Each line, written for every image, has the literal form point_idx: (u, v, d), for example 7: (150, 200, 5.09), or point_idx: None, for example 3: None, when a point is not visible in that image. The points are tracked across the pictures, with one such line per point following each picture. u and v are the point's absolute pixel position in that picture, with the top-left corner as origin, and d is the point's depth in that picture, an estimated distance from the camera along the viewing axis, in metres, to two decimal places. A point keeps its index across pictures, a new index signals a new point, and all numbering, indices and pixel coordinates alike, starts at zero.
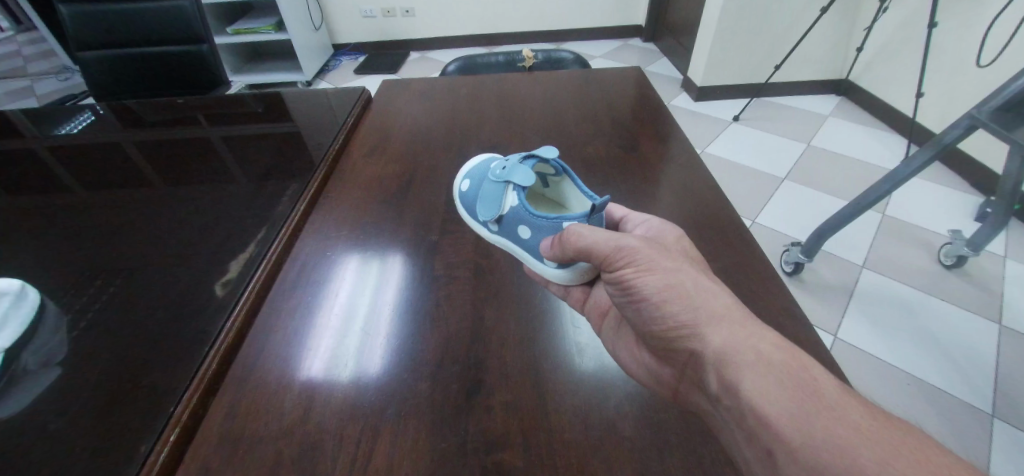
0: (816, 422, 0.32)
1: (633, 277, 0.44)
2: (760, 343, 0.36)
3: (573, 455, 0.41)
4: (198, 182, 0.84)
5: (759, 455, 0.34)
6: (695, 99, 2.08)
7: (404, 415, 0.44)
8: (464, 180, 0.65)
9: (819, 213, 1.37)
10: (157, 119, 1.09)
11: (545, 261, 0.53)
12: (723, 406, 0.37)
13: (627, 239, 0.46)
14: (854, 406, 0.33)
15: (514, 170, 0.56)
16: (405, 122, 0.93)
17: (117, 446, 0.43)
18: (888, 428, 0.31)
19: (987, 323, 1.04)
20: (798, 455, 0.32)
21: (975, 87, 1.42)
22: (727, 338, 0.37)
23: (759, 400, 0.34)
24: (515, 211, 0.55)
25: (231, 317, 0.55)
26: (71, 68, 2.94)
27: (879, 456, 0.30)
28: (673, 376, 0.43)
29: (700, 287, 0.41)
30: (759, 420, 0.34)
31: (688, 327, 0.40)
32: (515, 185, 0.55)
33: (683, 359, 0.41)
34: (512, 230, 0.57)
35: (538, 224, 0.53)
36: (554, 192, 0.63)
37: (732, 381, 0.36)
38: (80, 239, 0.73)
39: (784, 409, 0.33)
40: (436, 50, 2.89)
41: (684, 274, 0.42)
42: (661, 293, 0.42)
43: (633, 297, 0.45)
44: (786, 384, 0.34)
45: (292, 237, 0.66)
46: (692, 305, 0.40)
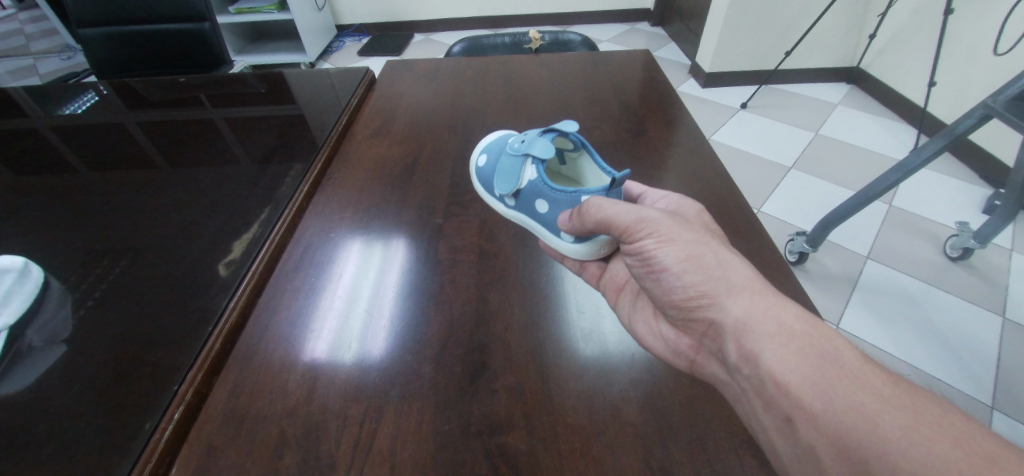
0: (837, 389, 0.33)
1: (653, 249, 0.44)
2: (782, 313, 0.37)
3: (577, 438, 0.41)
4: (200, 163, 0.83)
5: (777, 423, 0.35)
6: (703, 86, 2.06)
7: (407, 397, 0.44)
8: (482, 155, 0.65)
9: (825, 202, 1.36)
10: (159, 99, 1.08)
11: (562, 235, 0.54)
12: (741, 375, 0.38)
13: (648, 211, 0.45)
14: (876, 376, 0.34)
15: (533, 143, 0.56)
16: (409, 104, 0.91)
17: (121, 423, 0.44)
18: (911, 396, 0.32)
19: (991, 316, 1.04)
20: (818, 421, 0.33)
21: (990, 77, 1.39)
22: (746, 309, 0.38)
23: (779, 368, 0.35)
24: (534, 185, 0.56)
25: (234, 297, 0.55)
26: (74, 46, 2.90)
27: (900, 422, 0.31)
28: (690, 348, 0.44)
29: (721, 259, 0.42)
30: (778, 388, 0.35)
31: (706, 296, 0.40)
32: (535, 158, 0.56)
33: (701, 329, 0.42)
34: (529, 204, 0.57)
35: (556, 197, 0.54)
36: (571, 170, 0.64)
37: (752, 349, 0.37)
38: (83, 218, 0.73)
39: (804, 376, 0.34)
40: (441, 32, 2.84)
41: (706, 247, 0.43)
42: (681, 264, 0.42)
43: (652, 267, 0.44)
44: (807, 353, 0.35)
45: (295, 218, 0.66)
46: (713, 276, 0.40)
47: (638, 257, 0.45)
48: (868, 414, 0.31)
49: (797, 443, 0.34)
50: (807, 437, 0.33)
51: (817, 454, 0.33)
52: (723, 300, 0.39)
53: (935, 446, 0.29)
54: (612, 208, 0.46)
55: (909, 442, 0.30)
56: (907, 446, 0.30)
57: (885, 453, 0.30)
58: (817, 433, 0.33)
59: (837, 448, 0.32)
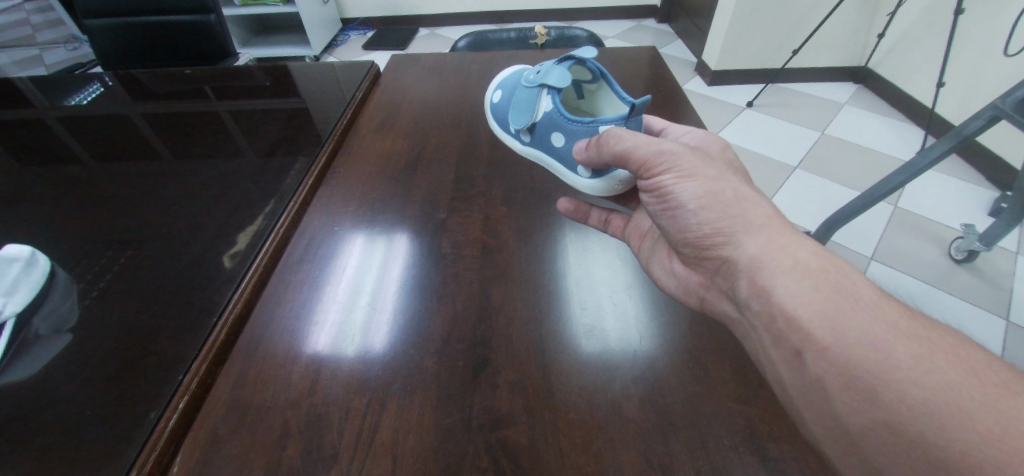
0: (851, 321, 0.33)
1: (671, 184, 0.44)
2: (798, 250, 0.38)
3: (579, 433, 0.41)
4: (204, 156, 0.83)
5: (786, 356, 0.36)
6: (708, 84, 2.04)
7: (410, 390, 0.45)
8: (498, 93, 0.66)
9: (829, 202, 1.35)
10: (164, 90, 1.08)
11: (579, 171, 0.56)
12: (752, 312, 0.39)
13: (668, 145, 0.45)
14: (893, 310, 0.34)
15: (550, 72, 0.55)
16: (413, 99, 0.91)
17: (126, 412, 0.44)
18: (926, 329, 0.33)
19: (994, 319, 1.03)
20: (829, 353, 0.33)
21: (1000, 78, 1.38)
22: (762, 245, 0.39)
23: (791, 299, 0.36)
24: (550, 116, 0.55)
25: (239, 288, 0.55)
26: (80, 37, 2.91)
27: (911, 351, 0.31)
28: (701, 284, 0.47)
29: (741, 196, 0.42)
30: (790, 323, 0.35)
31: (720, 233, 0.41)
32: (550, 88, 0.55)
33: (715, 266, 0.43)
34: (545, 137, 0.58)
35: (572, 128, 0.54)
36: (589, 103, 0.63)
37: (764, 286, 0.38)
38: (88, 209, 0.73)
39: (815, 306, 0.34)
40: (446, 27, 2.83)
41: (726, 182, 0.43)
42: (699, 200, 0.43)
43: (668, 204, 0.45)
44: (821, 288, 0.35)
45: (299, 211, 0.66)
46: (730, 214, 0.41)
47: (657, 193, 0.46)
48: (881, 345, 0.32)
49: (804, 374, 0.35)
50: (816, 369, 0.34)
51: (823, 383, 0.33)
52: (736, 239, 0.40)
53: (944, 376, 0.30)
54: (633, 141, 0.45)
55: (921, 371, 0.31)
56: (919, 376, 0.30)
57: (896, 382, 0.31)
58: (827, 365, 0.33)
59: (846, 378, 0.32)
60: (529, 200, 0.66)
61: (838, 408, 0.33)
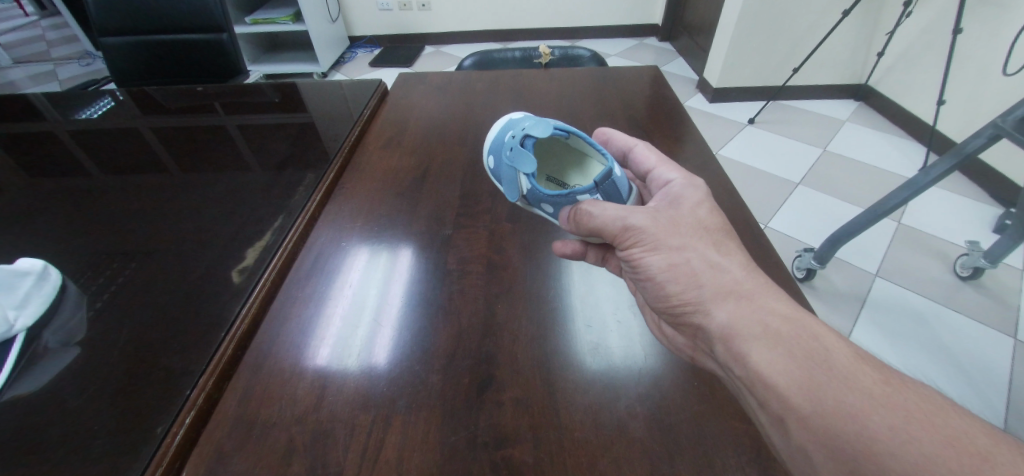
0: (826, 391, 0.35)
1: (639, 256, 0.47)
2: (767, 318, 0.39)
3: (583, 451, 0.41)
4: (213, 170, 0.85)
5: (771, 420, 0.37)
6: (710, 100, 2.07)
7: (415, 406, 0.45)
8: (490, 157, 0.64)
9: (832, 219, 1.35)
10: (175, 106, 1.10)
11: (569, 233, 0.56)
12: (734, 374, 0.40)
13: (634, 218, 0.47)
14: (867, 374, 0.35)
15: (519, 157, 0.53)
16: (420, 116, 0.93)
17: (134, 426, 0.44)
18: (902, 393, 0.34)
19: (1002, 337, 1.02)
20: (809, 422, 0.35)
21: (1000, 96, 1.39)
22: (730, 314, 0.41)
23: (768, 368, 0.37)
24: (533, 195, 0.54)
25: (247, 302, 0.56)
26: (93, 53, 2.98)
27: (887, 420, 0.33)
28: (686, 345, 0.46)
29: (706, 263, 0.44)
30: (770, 390, 0.37)
31: (689, 304, 0.43)
32: (525, 172, 0.53)
33: (691, 331, 0.45)
34: (539, 208, 0.57)
35: (556, 204, 0.52)
36: (577, 143, 0.56)
37: (739, 349, 0.39)
38: (100, 222, 0.74)
39: (788, 377, 0.36)
40: (452, 44, 2.89)
41: (691, 251, 0.45)
42: (664, 274, 0.45)
43: (641, 274, 0.48)
44: (795, 355, 0.37)
45: (308, 226, 0.67)
46: (697, 284, 0.43)
47: (631, 264, 0.48)
48: (858, 414, 0.33)
49: (790, 441, 0.36)
50: (799, 436, 0.35)
51: (808, 453, 0.35)
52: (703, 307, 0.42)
53: (922, 446, 0.31)
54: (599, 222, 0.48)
55: (899, 442, 0.32)
56: (896, 447, 0.32)
57: (875, 454, 0.32)
58: (808, 434, 0.35)
59: (827, 448, 0.34)
60: (534, 217, 0.67)
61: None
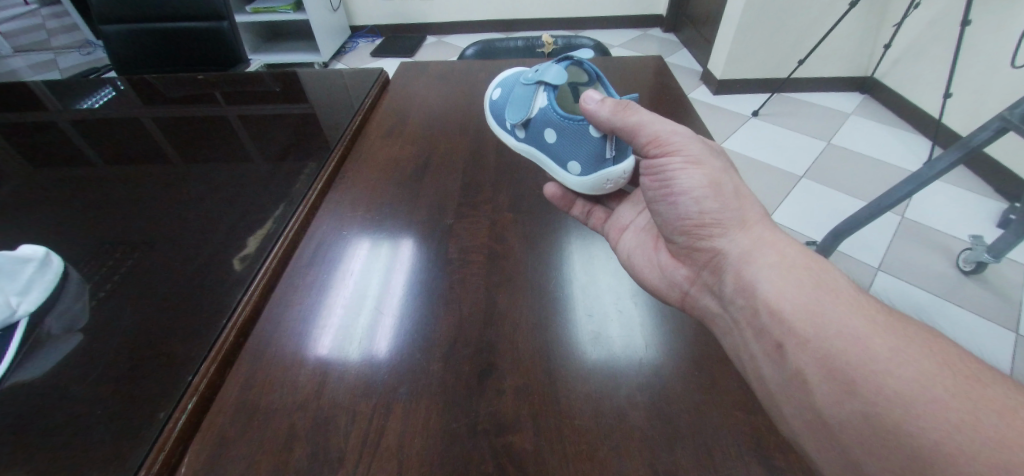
0: (830, 315, 0.36)
1: (678, 170, 0.46)
2: (783, 247, 0.42)
3: (583, 440, 0.41)
4: (214, 160, 0.85)
5: (768, 349, 0.38)
6: (714, 92, 2.05)
7: (415, 394, 0.45)
8: (497, 89, 0.65)
9: (835, 212, 1.35)
10: (176, 95, 1.10)
11: (568, 169, 0.56)
12: (736, 307, 0.42)
13: (680, 128, 0.47)
14: (871, 313, 0.36)
15: (547, 70, 0.55)
16: (421, 106, 0.92)
17: (137, 412, 0.45)
18: (903, 325, 0.35)
19: (1005, 332, 1.02)
20: (808, 344, 0.35)
21: (1008, 89, 1.37)
22: (754, 240, 0.43)
23: (777, 292, 0.39)
24: (544, 112, 0.55)
25: (249, 290, 0.56)
26: (93, 41, 2.96)
27: (888, 347, 0.33)
28: (687, 277, 0.50)
29: (740, 192, 0.46)
30: (774, 317, 0.38)
31: (717, 225, 0.45)
32: (547, 86, 0.55)
33: (705, 258, 0.47)
34: (539, 134, 0.57)
35: (565, 127, 0.54)
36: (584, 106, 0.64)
37: (750, 278, 0.41)
38: (104, 208, 0.75)
39: (794, 302, 0.38)
40: (453, 34, 2.87)
41: (725, 177, 0.47)
42: (702, 188, 0.46)
43: (671, 191, 0.48)
44: (804, 283, 0.38)
45: (309, 215, 0.67)
46: (727, 208, 0.45)
47: (659, 177, 0.48)
48: (858, 335, 0.34)
49: (786, 368, 0.37)
50: (797, 360, 0.36)
51: (804, 376, 0.35)
52: (732, 233, 0.44)
53: (916, 366, 0.32)
54: (644, 120, 0.47)
55: (893, 362, 0.32)
56: (894, 366, 0.32)
57: (872, 371, 0.32)
58: (806, 356, 0.35)
59: (826, 369, 0.34)
60: (534, 206, 0.66)
61: (816, 399, 0.35)
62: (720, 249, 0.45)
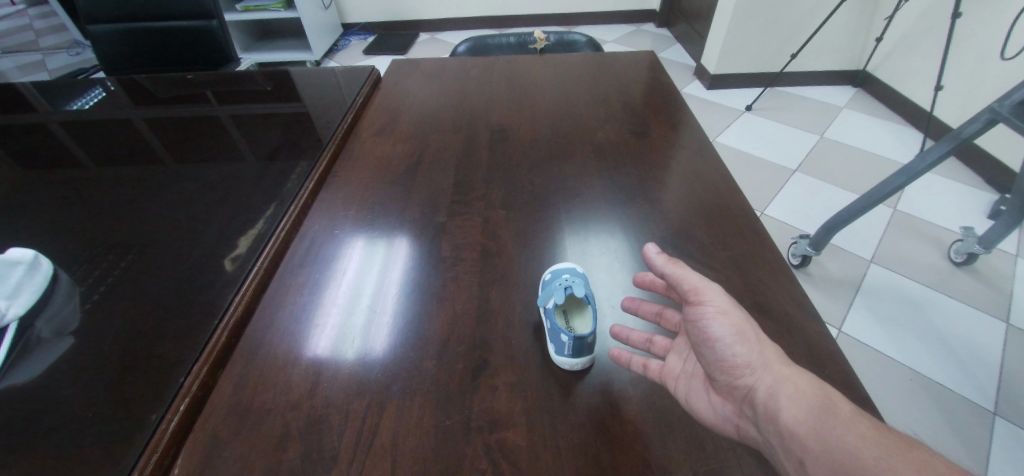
0: (828, 430, 0.36)
1: (709, 321, 0.43)
2: (766, 352, 0.41)
3: (576, 435, 0.41)
4: (205, 160, 0.84)
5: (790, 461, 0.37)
6: (708, 87, 2.06)
7: (409, 393, 0.45)
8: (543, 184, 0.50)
9: (829, 205, 1.35)
10: (166, 95, 1.09)
11: (564, 337, 0.44)
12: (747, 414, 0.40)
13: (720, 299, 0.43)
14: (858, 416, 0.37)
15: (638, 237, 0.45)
16: (413, 104, 0.91)
17: (130, 414, 0.44)
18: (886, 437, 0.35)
19: (996, 322, 1.03)
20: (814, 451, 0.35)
21: (998, 81, 1.38)
22: (751, 355, 0.41)
23: (785, 404, 0.38)
24: None
25: (240, 291, 0.55)
26: (82, 41, 2.92)
27: (872, 451, 0.34)
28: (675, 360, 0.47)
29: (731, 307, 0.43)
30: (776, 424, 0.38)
31: (746, 367, 0.41)
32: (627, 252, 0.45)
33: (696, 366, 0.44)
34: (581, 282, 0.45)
35: None
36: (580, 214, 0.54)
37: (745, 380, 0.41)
38: (93, 210, 0.74)
39: (798, 414, 0.37)
40: (446, 31, 2.86)
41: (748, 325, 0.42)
42: (731, 337, 0.41)
43: (701, 339, 0.43)
44: (795, 398, 0.38)
45: (300, 214, 0.66)
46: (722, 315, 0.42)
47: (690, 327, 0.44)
48: (851, 448, 0.35)
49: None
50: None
51: None
52: (758, 373, 0.40)
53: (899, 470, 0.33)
54: (681, 268, 0.45)
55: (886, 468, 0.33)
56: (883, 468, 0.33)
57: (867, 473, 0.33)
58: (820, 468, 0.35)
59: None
60: (527, 202, 0.66)
61: None
62: (750, 391, 0.40)
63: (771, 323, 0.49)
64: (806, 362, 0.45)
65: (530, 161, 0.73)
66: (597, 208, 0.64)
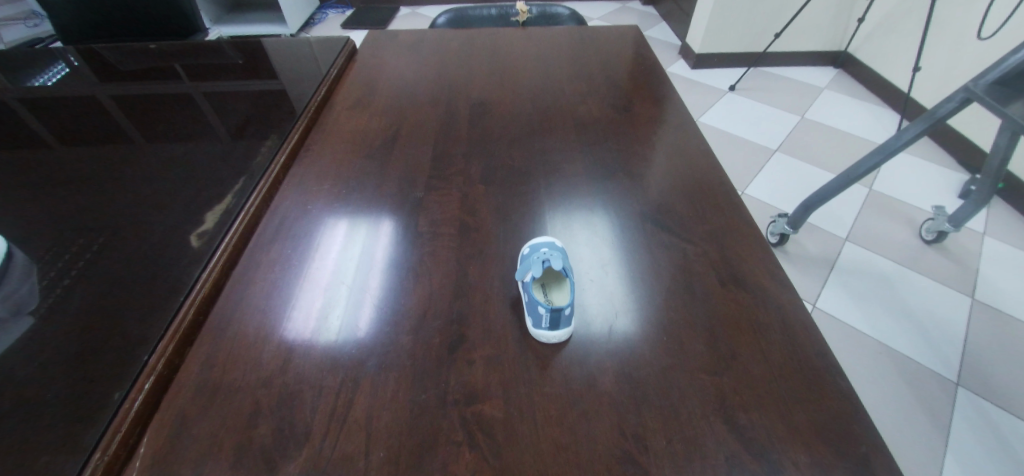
0: None
1: None
2: None
3: (553, 406, 0.41)
4: (174, 137, 0.81)
5: None
6: (692, 67, 2.05)
7: (384, 367, 0.44)
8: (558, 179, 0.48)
9: (807, 185, 1.37)
10: (129, 67, 1.04)
11: (540, 311, 0.44)
12: None
13: None
14: None
15: None
16: (390, 77, 0.88)
17: (92, 394, 0.43)
18: None
19: (962, 297, 1.07)
20: None
21: (974, 62, 1.41)
22: None
23: None
24: None
25: (208, 267, 0.53)
26: (37, 11, 2.74)
27: None
28: None
29: None
30: None
31: None
32: None
33: None
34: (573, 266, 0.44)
35: None
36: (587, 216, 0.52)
37: None
38: (57, 191, 0.71)
39: None
40: (428, 6, 2.77)
41: None
42: None
43: None
44: None
45: (271, 189, 0.63)
46: None
47: None
48: None
49: None
50: None
51: None
52: None
53: None
54: None
55: None
56: None
57: None
58: None
59: None
60: (507, 177, 0.65)
61: None
62: None
63: (747, 296, 0.49)
64: (780, 331, 0.46)
65: (510, 135, 0.72)
66: (578, 184, 0.64)
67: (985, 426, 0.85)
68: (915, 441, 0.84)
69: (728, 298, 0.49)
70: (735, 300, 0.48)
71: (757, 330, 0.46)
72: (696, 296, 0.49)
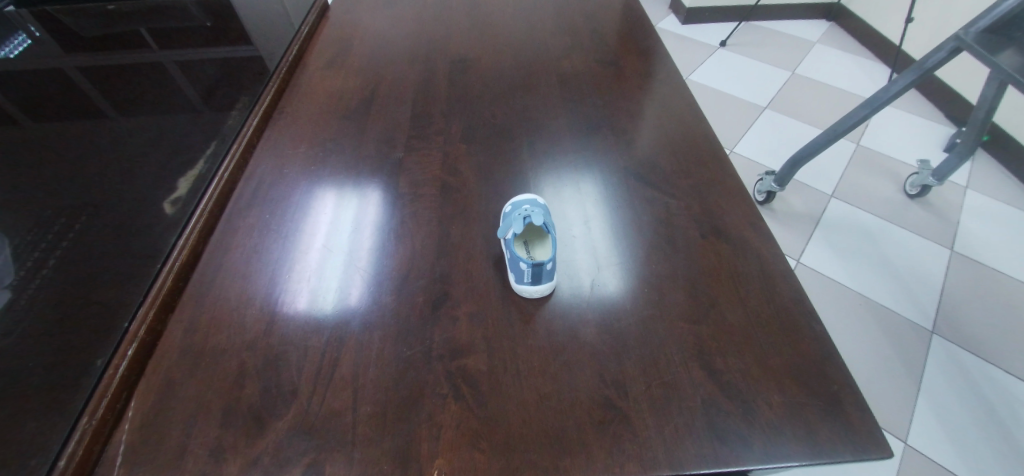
0: None
1: None
2: None
3: (536, 358, 0.42)
4: (145, 106, 0.78)
5: None
6: (683, 22, 1.98)
7: (369, 327, 0.44)
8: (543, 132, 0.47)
9: (795, 142, 1.37)
10: (92, 32, 0.98)
11: (521, 265, 0.43)
12: None
13: None
14: None
15: None
16: (365, 34, 0.84)
17: (77, 361, 0.43)
18: None
19: (941, 250, 1.09)
20: None
21: (967, 12, 1.38)
22: None
23: None
24: None
25: (183, 234, 0.51)
26: None
27: None
28: None
29: None
30: None
31: None
32: None
33: None
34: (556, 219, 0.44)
35: None
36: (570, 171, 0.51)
37: None
38: (32, 166, 0.70)
39: None
40: None
41: None
42: None
43: None
44: None
45: (245, 154, 0.61)
46: None
47: None
48: None
49: None
50: None
51: None
52: None
53: None
54: None
55: None
56: None
57: None
58: None
59: None
60: (489, 135, 0.63)
61: None
62: None
63: (728, 247, 0.49)
64: (759, 279, 0.47)
65: (492, 92, 0.70)
66: (561, 140, 0.62)
67: (956, 371, 0.89)
68: (888, 386, 0.88)
69: (709, 250, 0.49)
70: (716, 252, 0.49)
71: (736, 280, 0.47)
72: (679, 249, 0.49)
